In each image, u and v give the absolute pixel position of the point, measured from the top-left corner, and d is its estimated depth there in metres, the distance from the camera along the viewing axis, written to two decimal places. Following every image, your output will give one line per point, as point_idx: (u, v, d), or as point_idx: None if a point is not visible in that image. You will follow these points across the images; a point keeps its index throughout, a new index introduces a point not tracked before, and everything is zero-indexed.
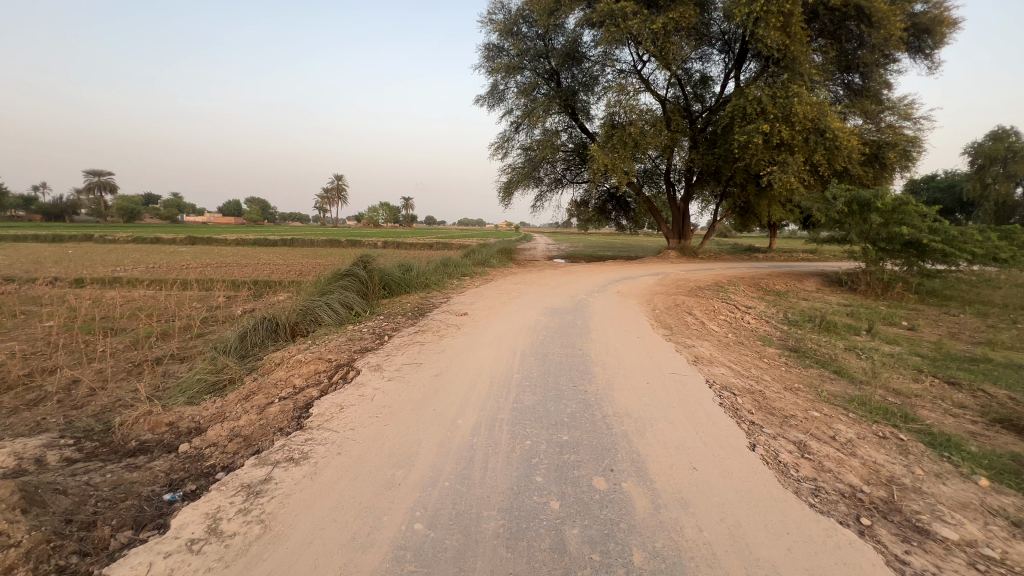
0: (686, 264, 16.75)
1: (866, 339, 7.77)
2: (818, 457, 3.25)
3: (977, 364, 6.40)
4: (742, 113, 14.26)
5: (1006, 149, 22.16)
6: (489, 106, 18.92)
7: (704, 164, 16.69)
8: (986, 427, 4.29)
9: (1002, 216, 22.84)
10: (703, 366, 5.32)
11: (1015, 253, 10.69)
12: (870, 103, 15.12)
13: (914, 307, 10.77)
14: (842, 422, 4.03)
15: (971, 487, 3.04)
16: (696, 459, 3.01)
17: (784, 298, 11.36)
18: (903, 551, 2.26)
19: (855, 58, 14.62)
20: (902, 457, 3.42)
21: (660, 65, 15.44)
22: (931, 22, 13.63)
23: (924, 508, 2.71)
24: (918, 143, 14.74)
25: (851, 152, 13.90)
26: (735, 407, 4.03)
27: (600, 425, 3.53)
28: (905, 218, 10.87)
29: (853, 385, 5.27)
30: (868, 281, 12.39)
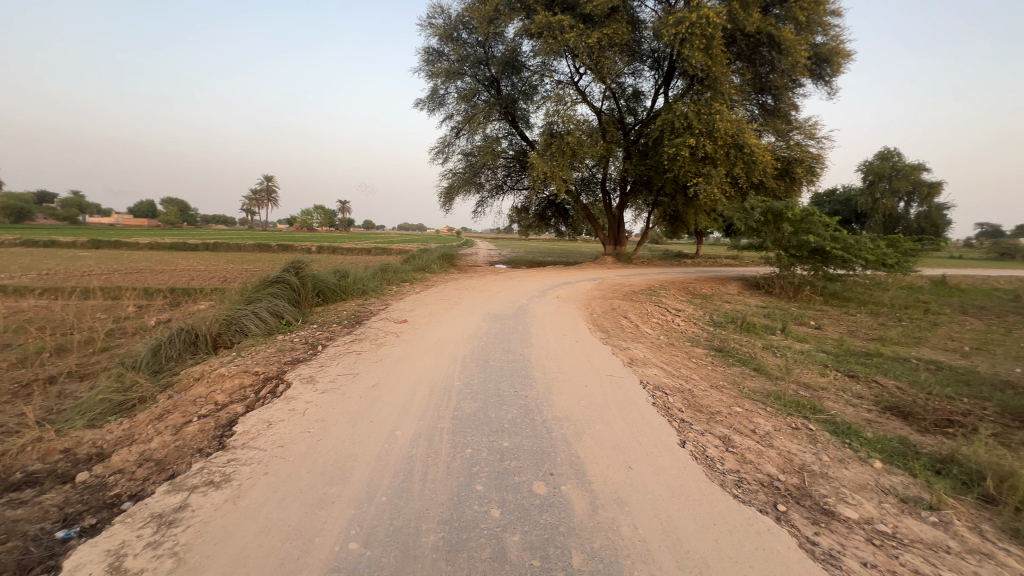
0: (622, 270, 17.44)
1: (781, 338, 8.48)
2: (741, 449, 3.49)
3: (872, 359, 7.16)
4: (670, 127, 15.15)
5: (891, 168, 25.10)
6: (429, 110, 18.75)
7: (637, 173, 17.50)
8: (879, 414, 4.82)
9: (888, 226, 25.82)
10: (637, 367, 5.55)
11: (899, 260, 12.14)
12: (781, 123, 16.58)
13: (820, 309, 11.90)
14: (761, 415, 4.36)
15: (867, 469, 3.40)
16: (631, 458, 3.13)
17: (710, 301, 12.12)
18: (813, 532, 2.47)
19: (768, 81, 15.98)
20: (811, 446, 3.75)
21: (596, 78, 16.05)
22: (830, 53, 15.21)
23: (830, 492, 2.99)
24: (822, 160, 16.30)
25: (766, 167, 15.15)
26: (667, 406, 4.24)
27: (541, 429, 3.57)
28: (812, 227, 12.00)
29: (770, 381, 5.71)
30: (781, 285, 13.54)
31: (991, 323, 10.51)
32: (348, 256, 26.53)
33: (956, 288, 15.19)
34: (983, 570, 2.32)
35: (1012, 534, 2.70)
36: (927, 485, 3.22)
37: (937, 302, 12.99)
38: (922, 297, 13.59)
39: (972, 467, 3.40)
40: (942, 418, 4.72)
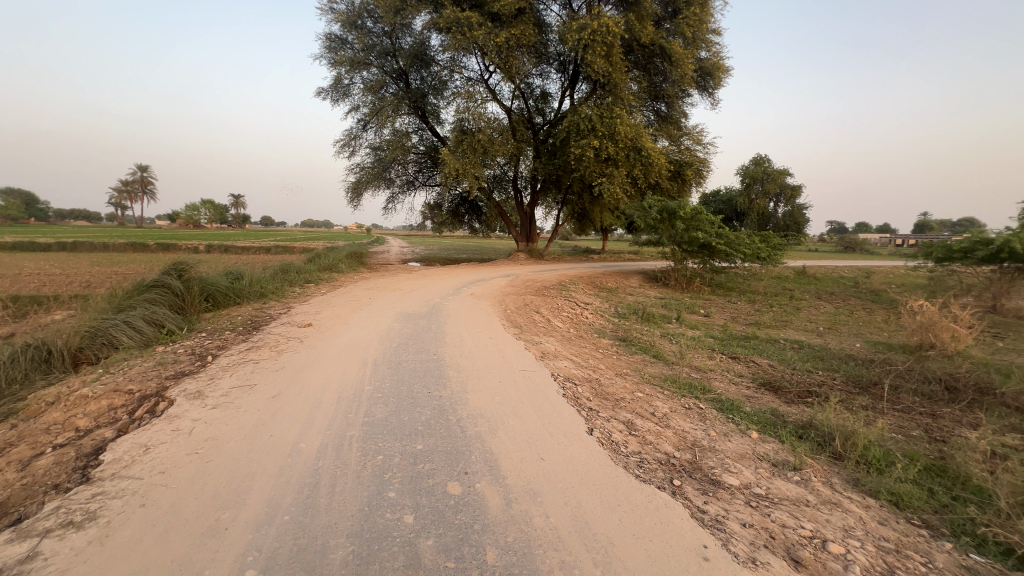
0: (535, 266, 17.93)
1: (676, 325, 9.30)
2: (642, 432, 3.77)
3: (750, 341, 8.12)
4: (577, 129, 15.85)
5: (763, 172, 28.32)
6: (332, 100, 17.72)
7: (546, 172, 18.04)
8: (755, 390, 5.49)
9: (761, 224, 29.34)
10: (549, 360, 5.75)
11: (771, 253, 13.84)
12: (674, 129, 18.08)
13: (709, 298, 13.20)
14: (659, 399, 4.75)
15: (747, 440, 3.85)
16: (543, 449, 3.23)
17: (615, 294, 12.91)
18: (703, 502, 2.74)
19: (661, 90, 17.31)
20: (702, 423, 4.16)
21: (505, 77, 16.27)
22: (712, 67, 16.86)
23: (717, 463, 3.33)
24: (708, 164, 18.06)
25: (662, 169, 16.47)
26: (576, 396, 4.44)
27: (455, 429, 3.56)
28: (701, 225, 13.31)
29: (668, 366, 6.23)
30: (677, 277, 14.78)
31: (839, 307, 12.42)
32: (242, 256, 24.21)
33: (813, 277, 17.72)
34: (833, 516, 2.74)
35: (854, 483, 3.23)
36: (792, 449, 3.73)
37: (799, 290, 15.05)
38: (788, 286, 15.66)
39: (825, 430, 4.00)
40: (803, 390, 5.50)
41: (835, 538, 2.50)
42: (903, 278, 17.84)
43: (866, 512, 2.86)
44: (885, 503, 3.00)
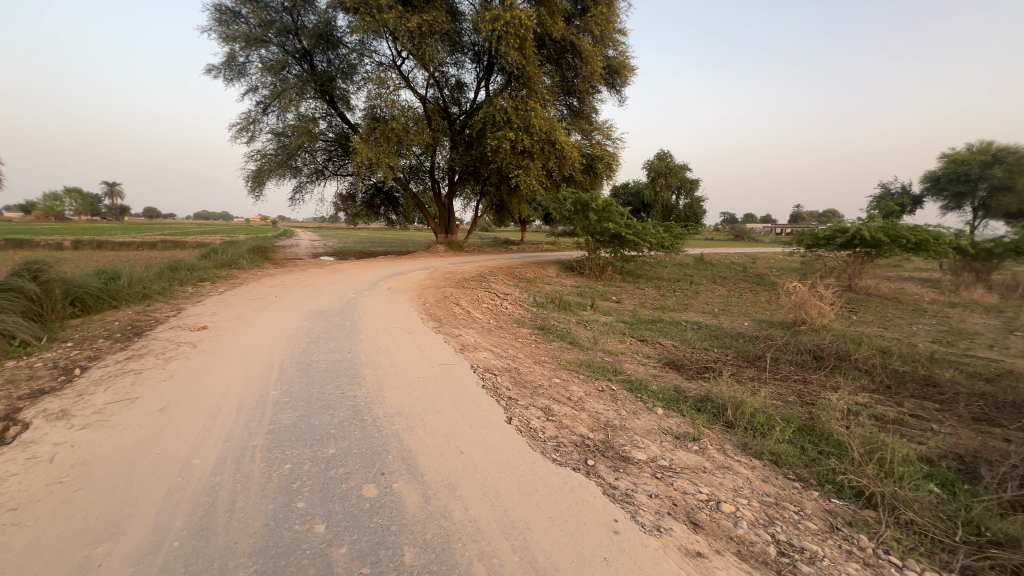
0: (454, 258, 17.75)
1: (590, 312, 9.75)
2: (559, 417, 3.90)
3: (656, 324, 8.74)
4: (492, 120, 15.86)
5: (666, 167, 30.31)
6: (225, 79, 16.03)
7: (464, 164, 17.89)
8: (661, 369, 5.94)
9: (665, 215, 31.51)
10: (469, 353, 5.72)
11: (673, 242, 14.87)
12: (585, 124, 18.83)
13: (620, 286, 13.96)
14: (575, 383, 4.95)
15: (653, 416, 4.15)
16: (463, 442, 3.23)
17: (534, 284, 13.18)
18: (615, 478, 2.91)
19: (573, 85, 17.83)
20: (614, 403, 4.41)
21: (418, 64, 15.80)
22: (619, 66, 17.70)
23: (627, 440, 3.55)
24: (617, 158, 19.01)
25: (575, 163, 17.06)
26: (495, 387, 4.48)
27: (369, 429, 3.42)
28: (611, 217, 14.02)
29: (583, 352, 6.51)
30: (590, 266, 15.45)
31: (731, 290, 13.77)
32: (120, 252, 21.16)
33: (710, 263, 19.44)
34: (725, 479, 3.05)
35: (742, 447, 3.61)
36: (691, 421, 4.08)
37: (698, 275, 16.44)
38: (688, 272, 17.05)
39: (719, 402, 4.42)
40: (701, 366, 6.05)
41: (727, 499, 2.78)
42: (781, 263, 20.19)
43: (752, 472, 3.22)
44: (767, 462, 3.39)
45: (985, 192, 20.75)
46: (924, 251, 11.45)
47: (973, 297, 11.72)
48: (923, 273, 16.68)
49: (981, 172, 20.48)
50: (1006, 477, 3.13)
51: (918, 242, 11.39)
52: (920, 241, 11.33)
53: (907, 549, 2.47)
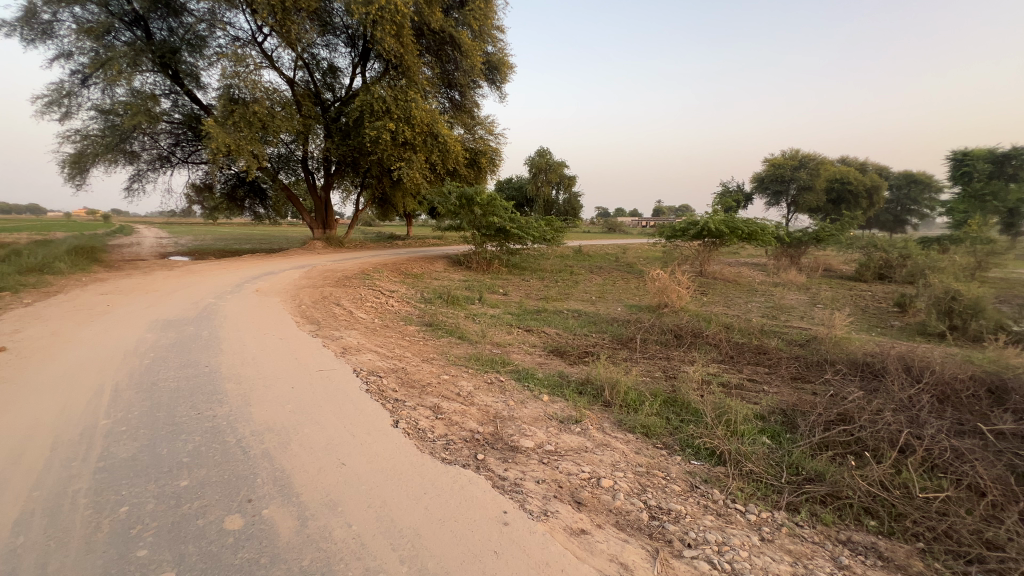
0: (333, 254, 16.56)
1: (478, 306, 9.84)
2: (448, 414, 3.85)
3: (541, 314, 9.12)
4: (370, 109, 15.03)
5: (546, 163, 31.57)
6: (22, 39, 12.88)
7: (340, 154, 16.74)
8: (546, 357, 6.21)
9: (547, 209, 32.79)
10: (351, 356, 5.37)
11: (555, 235, 15.57)
12: (467, 117, 18.85)
13: (506, 278, 14.28)
14: (464, 378, 4.94)
15: (539, 403, 4.31)
16: (345, 453, 3.02)
17: (421, 279, 12.89)
18: (504, 469, 2.95)
19: (454, 78, 17.67)
20: (502, 395, 4.50)
21: (283, 43, 14.35)
22: (499, 63, 18.00)
23: (515, 430, 3.63)
24: (499, 153, 19.30)
25: (458, 156, 16.99)
26: (381, 390, 4.28)
27: (234, 451, 3.02)
28: (495, 211, 14.24)
29: (472, 346, 6.53)
30: (478, 260, 15.58)
31: (606, 279, 14.89)
32: None
33: (588, 254, 20.80)
34: (605, 455, 3.28)
35: (618, 424, 3.93)
36: (574, 404, 4.33)
37: (577, 266, 17.50)
38: (569, 263, 18.07)
39: (597, 383, 4.76)
40: (581, 351, 6.46)
41: (606, 474, 2.99)
42: (647, 253, 22.40)
43: (627, 446, 3.51)
44: (640, 435, 3.73)
45: (795, 191, 25.24)
46: (755, 240, 13.58)
47: (789, 277, 14.23)
48: (754, 259, 19.78)
49: (792, 174, 24.85)
50: (815, 423, 3.85)
51: (749, 232, 13.47)
52: (752, 232, 13.42)
53: (748, 495, 2.90)
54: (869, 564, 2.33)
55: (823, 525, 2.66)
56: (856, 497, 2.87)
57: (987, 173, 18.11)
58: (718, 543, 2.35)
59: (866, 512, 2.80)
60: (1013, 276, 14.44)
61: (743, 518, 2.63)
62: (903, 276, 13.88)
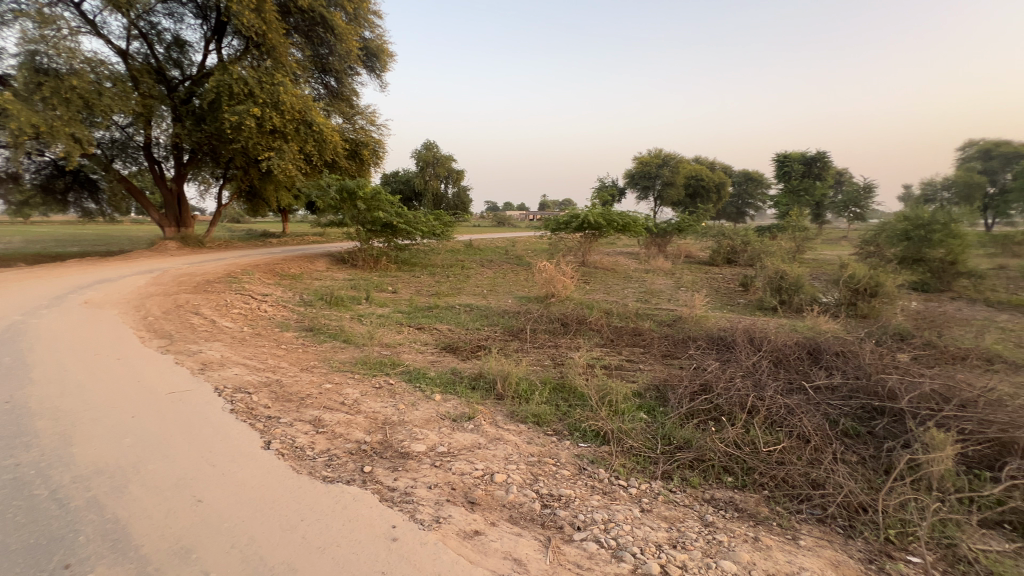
0: (189, 256, 14.43)
1: (365, 306, 9.30)
2: (330, 427, 3.54)
3: (432, 311, 8.91)
4: (229, 91, 13.31)
5: (433, 156, 30.13)
6: None
7: (193, 142, 14.57)
8: (438, 354, 6.09)
9: (436, 203, 31.09)
10: (213, 372, 4.68)
11: (445, 230, 15.24)
12: (345, 106, 17.61)
13: (396, 275, 13.75)
14: (350, 385, 4.60)
15: (431, 404, 4.17)
16: (203, 487, 2.60)
17: (300, 280, 11.84)
18: (393, 479, 2.79)
19: (328, 63, 16.39)
20: (391, 399, 4.27)
21: (109, 5, 12.02)
22: (377, 50, 17.10)
23: (406, 435, 3.47)
24: (383, 145, 18.39)
25: (337, 147, 15.83)
26: (250, 408, 3.80)
27: (48, 506, 2.42)
28: (381, 205, 13.58)
29: (358, 349, 6.15)
30: (364, 257, 14.77)
31: (497, 272, 15.09)
32: None
33: (478, 248, 20.91)
34: (497, 450, 3.28)
35: (510, 416, 3.98)
36: (466, 401, 4.28)
37: (468, 260, 17.49)
38: (460, 258, 17.99)
39: (490, 377, 4.76)
40: (474, 346, 6.44)
41: (499, 469, 2.98)
42: (535, 245, 23.21)
43: (519, 437, 3.56)
44: (531, 425, 3.81)
45: (660, 186, 27.99)
46: (629, 231, 14.79)
47: (658, 264, 15.77)
48: (629, 248, 21.56)
49: (658, 171, 27.52)
50: (682, 395, 4.28)
51: (623, 224, 14.62)
52: (626, 223, 14.59)
53: (630, 470, 3.12)
54: (729, 517, 2.64)
55: (691, 488, 2.95)
56: (716, 458, 3.24)
57: (801, 172, 21.90)
58: (605, 521, 2.47)
59: (724, 470, 3.18)
60: (821, 257, 17.72)
61: (626, 493, 2.81)
62: (745, 259, 16.23)
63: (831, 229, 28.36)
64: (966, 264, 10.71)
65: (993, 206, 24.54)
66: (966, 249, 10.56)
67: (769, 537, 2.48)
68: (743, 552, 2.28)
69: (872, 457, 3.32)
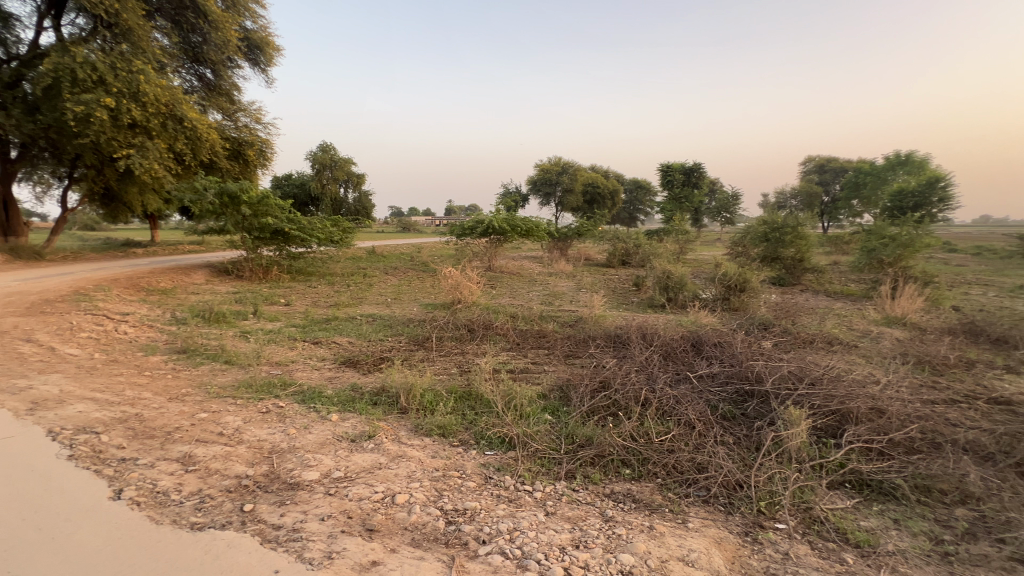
0: (20, 271, 11.96)
1: (253, 321, 8.42)
2: (203, 463, 3.10)
3: (330, 323, 8.32)
4: (71, 77, 11.28)
5: (331, 159, 27.38)
6: None
7: (24, 134, 12.12)
8: (337, 370, 5.67)
9: (336, 208, 28.44)
10: (48, 412, 3.87)
11: (343, 236, 14.48)
12: (224, 101, 15.86)
13: (289, 286, 12.67)
14: (231, 412, 4.09)
15: (328, 425, 3.85)
16: (23, 558, 2.11)
17: (172, 296, 10.41)
18: (279, 515, 2.51)
19: (201, 52, 14.69)
20: (280, 424, 3.86)
21: None
22: (261, 42, 15.71)
23: (296, 463, 3.16)
24: (271, 145, 16.84)
25: (214, 145, 14.22)
26: (98, 451, 3.20)
27: None
28: (270, 210, 12.42)
29: (243, 371, 5.52)
30: (251, 268, 13.39)
31: (402, 279, 14.65)
32: None
33: (381, 255, 20.10)
34: (400, 468, 3.12)
35: (414, 430, 3.82)
36: (367, 419, 4.02)
37: (370, 267, 16.73)
38: (362, 265, 17.13)
39: (392, 391, 4.52)
40: (376, 358, 6.11)
41: (401, 489, 2.82)
42: (441, 251, 22.97)
43: (423, 452, 3.41)
44: (436, 437, 3.68)
45: (561, 192, 29.28)
46: (533, 236, 15.18)
47: (560, 267, 16.41)
48: (533, 253, 22.18)
49: (558, 178, 28.75)
50: (583, 393, 4.44)
51: (527, 229, 15.00)
52: (529, 228, 14.97)
53: (535, 474, 3.14)
54: (626, 509, 2.77)
55: (593, 484, 3.06)
56: (615, 452, 3.40)
57: (682, 181, 24.21)
58: (510, 530, 2.45)
59: (622, 463, 3.33)
60: (700, 257, 19.73)
61: (531, 499, 2.82)
62: (637, 261, 17.50)
63: (707, 232, 31.78)
64: (810, 261, 12.57)
65: (827, 212, 29.31)
66: (810, 249, 12.42)
67: (662, 524, 2.63)
68: (639, 543, 2.39)
69: (746, 435, 3.71)
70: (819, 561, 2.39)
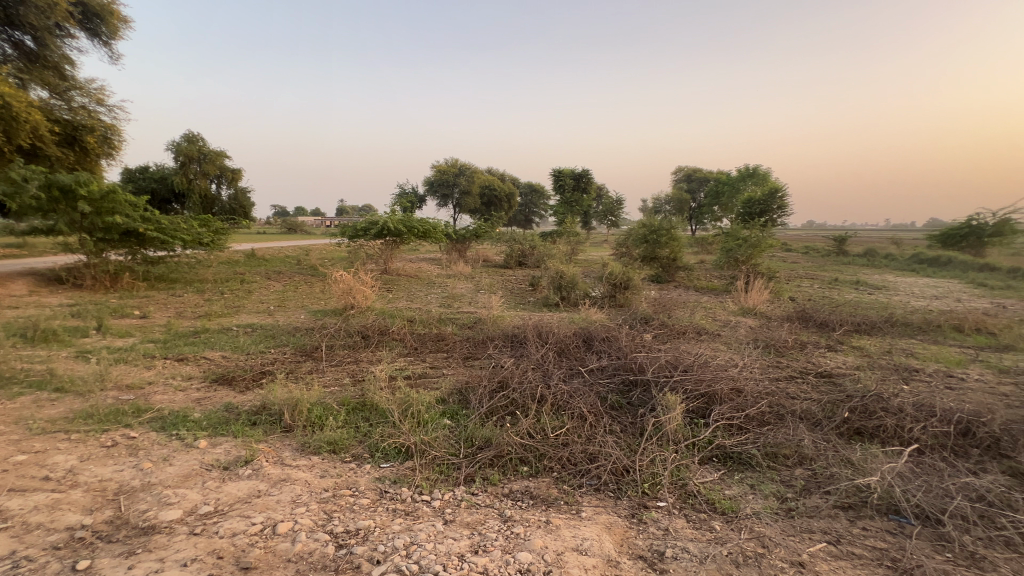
0: None
1: (96, 339, 7.08)
2: (20, 518, 2.52)
3: (199, 336, 7.33)
4: None
5: (199, 151, 24.11)
6: None
7: None
8: (207, 389, 5.00)
9: (206, 207, 25.10)
10: None
11: (214, 238, 12.83)
12: (51, 75, 13.13)
13: (146, 295, 10.93)
14: (63, 451, 3.38)
15: (193, 454, 3.37)
16: None
17: None
18: (128, 568, 2.13)
19: (16, 13, 12.03)
20: (131, 459, 3.29)
21: None
22: (102, 10, 13.36)
23: (150, 503, 2.70)
24: (117, 132, 14.34)
25: (37, 127, 11.68)
26: None
27: None
28: (117, 207, 10.51)
29: (81, 399, 4.61)
30: (93, 275, 11.26)
31: (287, 284, 13.44)
32: None
33: (262, 258, 18.26)
34: (283, 494, 2.83)
35: (301, 449, 3.50)
36: (243, 442, 3.60)
37: (249, 272, 15.12)
38: (238, 270, 15.39)
39: (274, 408, 4.10)
40: (256, 373, 5.51)
41: (284, 517, 2.56)
42: (331, 254, 21.55)
43: (310, 473, 3.14)
44: (326, 455, 3.42)
45: (458, 194, 29.19)
46: (430, 237, 14.91)
47: (459, 269, 16.34)
48: (431, 254, 21.82)
49: (455, 180, 28.67)
50: (482, 395, 4.44)
51: (423, 230, 14.69)
52: (426, 230, 14.69)
53: (433, 482, 3.06)
54: (524, 507, 2.82)
55: (492, 486, 3.07)
56: (513, 451, 3.45)
57: (572, 186, 25.59)
58: (406, 546, 2.34)
59: (521, 461, 3.40)
60: (590, 258, 20.99)
61: (429, 509, 2.74)
62: (533, 262, 18.08)
63: (596, 235, 34.01)
64: (682, 260, 14.05)
65: (694, 217, 33.11)
66: (681, 249, 13.87)
67: (558, 517, 2.72)
68: (536, 539, 2.45)
69: (632, 422, 4.01)
70: (693, 531, 2.65)
